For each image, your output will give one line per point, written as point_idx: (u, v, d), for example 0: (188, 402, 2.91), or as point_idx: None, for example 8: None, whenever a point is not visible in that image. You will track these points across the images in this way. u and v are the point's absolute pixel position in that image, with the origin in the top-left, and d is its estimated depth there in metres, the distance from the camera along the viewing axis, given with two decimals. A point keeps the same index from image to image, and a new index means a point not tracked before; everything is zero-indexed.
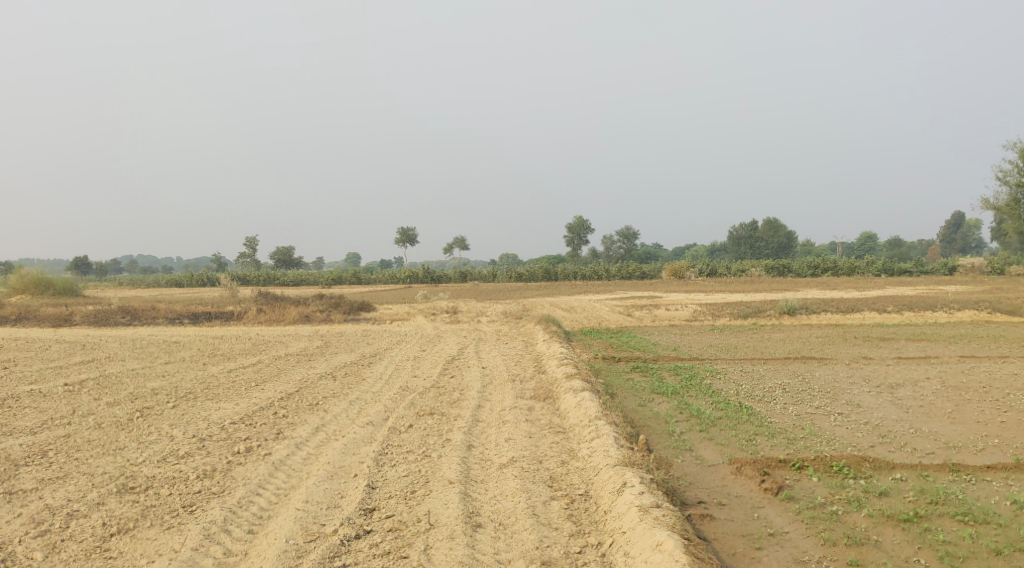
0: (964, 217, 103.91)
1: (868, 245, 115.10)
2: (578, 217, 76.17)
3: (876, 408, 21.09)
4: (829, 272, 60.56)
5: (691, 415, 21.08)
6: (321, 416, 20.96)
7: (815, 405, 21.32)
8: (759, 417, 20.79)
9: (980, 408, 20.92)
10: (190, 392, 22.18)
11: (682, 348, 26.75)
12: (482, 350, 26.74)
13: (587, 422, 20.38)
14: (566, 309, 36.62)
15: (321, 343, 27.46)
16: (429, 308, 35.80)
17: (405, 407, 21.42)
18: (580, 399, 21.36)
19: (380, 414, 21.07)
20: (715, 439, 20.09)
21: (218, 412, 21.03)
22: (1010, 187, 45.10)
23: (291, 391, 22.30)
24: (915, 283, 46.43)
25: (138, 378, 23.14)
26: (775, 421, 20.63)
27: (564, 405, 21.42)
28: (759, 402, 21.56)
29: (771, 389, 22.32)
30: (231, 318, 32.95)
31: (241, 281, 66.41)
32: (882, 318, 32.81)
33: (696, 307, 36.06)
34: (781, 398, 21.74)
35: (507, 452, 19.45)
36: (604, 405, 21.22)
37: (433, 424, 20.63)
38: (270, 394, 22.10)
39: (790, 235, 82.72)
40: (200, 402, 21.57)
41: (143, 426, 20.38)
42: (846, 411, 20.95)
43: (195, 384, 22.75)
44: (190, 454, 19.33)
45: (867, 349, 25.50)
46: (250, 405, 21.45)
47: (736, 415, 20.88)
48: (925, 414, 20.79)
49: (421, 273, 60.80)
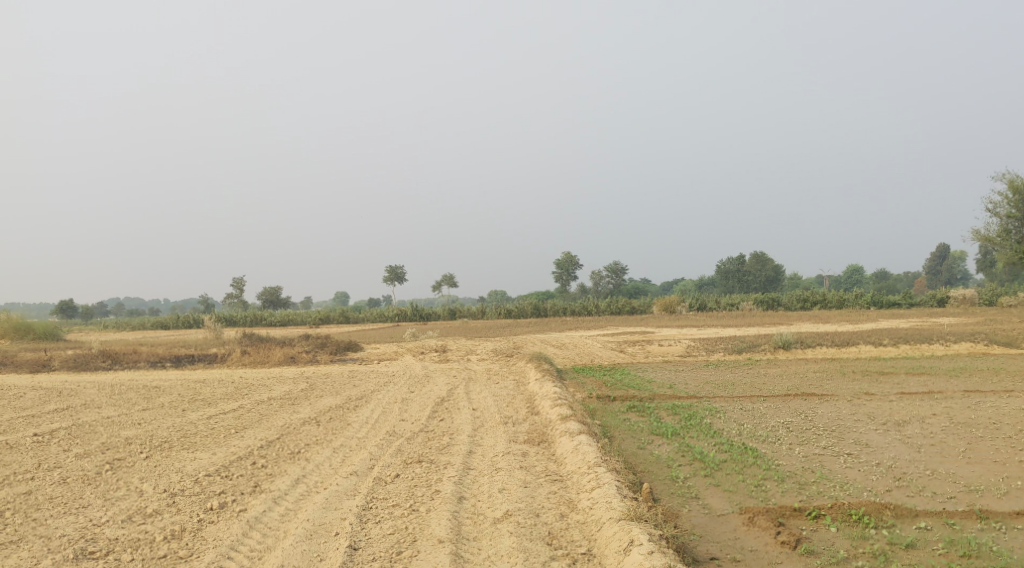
0: (950, 249, 103.82)
1: (855, 278, 114.95)
2: (566, 252, 75.65)
3: (886, 448, 20.43)
4: (818, 305, 60.10)
5: (693, 459, 20.39)
6: (302, 466, 20.18)
7: (822, 445, 20.66)
8: (766, 459, 20.11)
9: (994, 446, 20.29)
10: (165, 441, 21.37)
11: (678, 386, 26.06)
12: (473, 391, 26.00)
13: (586, 469, 19.67)
14: (557, 346, 35.92)
15: (306, 386, 26.68)
16: (418, 347, 35.08)
17: (393, 455, 20.67)
18: (576, 444, 20.67)
19: (364, 463, 20.31)
20: (722, 485, 19.40)
21: (191, 464, 20.24)
22: (1001, 217, 44.74)
23: (272, 439, 21.52)
24: (907, 315, 45.90)
25: (112, 427, 22.34)
26: (783, 463, 19.95)
27: (560, 451, 20.72)
28: (764, 443, 20.88)
29: (775, 428, 21.65)
30: (215, 360, 32.18)
31: (227, 322, 65.57)
32: (878, 351, 32.22)
33: (689, 342, 35.39)
34: (785, 439, 21.07)
35: (502, 505, 18.70)
36: (602, 449, 20.53)
37: (421, 473, 19.88)
38: (249, 443, 21.31)
39: (778, 269, 82.35)
40: (175, 453, 20.77)
41: (111, 481, 19.60)
42: (855, 452, 20.29)
43: (171, 432, 21.95)
44: (159, 512, 18.53)
45: (868, 385, 24.86)
46: (227, 455, 20.66)
47: (740, 458, 20.20)
48: (938, 453, 20.14)
49: (410, 312, 60.08)
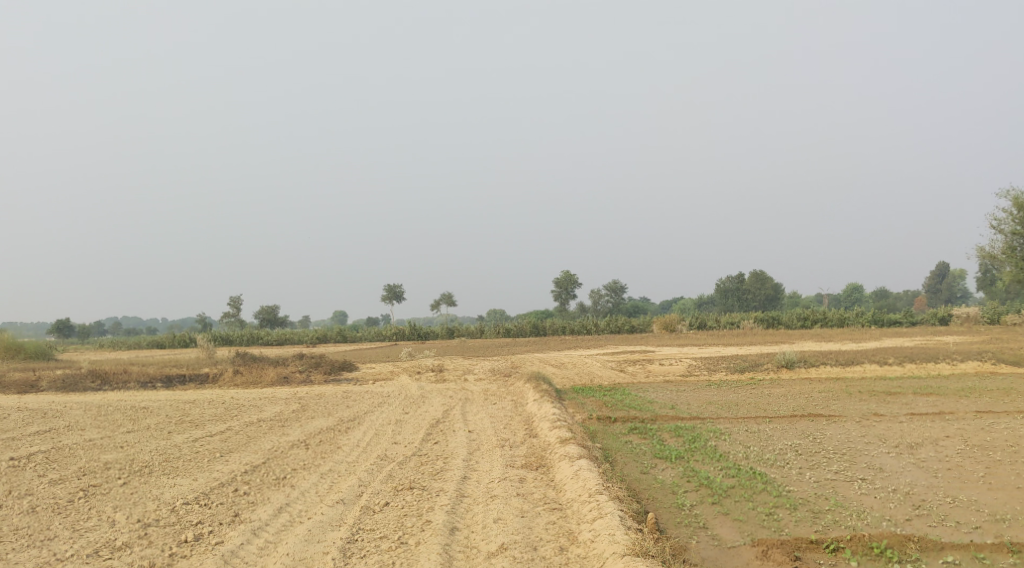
0: (949, 267, 103.27)
1: (854, 296, 114.47)
2: (566, 270, 75.03)
3: (900, 472, 19.79)
4: (818, 324, 59.48)
5: (700, 484, 19.74)
6: (286, 493, 19.55)
7: (833, 470, 20.02)
8: (775, 485, 19.47)
9: (1014, 471, 19.65)
10: (145, 466, 20.73)
11: (680, 406, 25.41)
12: (469, 412, 25.35)
13: (587, 497, 19.03)
14: (557, 365, 35.28)
15: (298, 406, 26.02)
16: (414, 366, 34.43)
17: (382, 481, 20.02)
18: (576, 469, 20.03)
19: (352, 490, 19.66)
20: (732, 513, 18.76)
21: (169, 491, 19.60)
22: (1005, 234, 44.16)
23: (257, 463, 20.88)
24: (911, 334, 45.25)
25: (92, 451, 21.70)
26: (794, 489, 19.32)
27: (560, 476, 20.07)
28: (773, 468, 20.24)
29: (783, 451, 21.02)
30: (206, 381, 31.56)
31: (224, 341, 64.79)
32: (883, 371, 31.60)
33: (691, 361, 34.75)
34: (795, 462, 20.43)
35: (497, 537, 18.06)
36: (604, 474, 19.90)
37: (412, 500, 19.24)
38: (234, 467, 20.66)
39: (778, 288, 81.76)
40: (154, 478, 20.13)
41: (82, 510, 18.97)
42: (869, 477, 19.65)
43: (153, 456, 21.30)
44: (128, 544, 17.92)
45: (876, 405, 24.22)
46: (208, 480, 20.02)
47: (748, 484, 19.56)
48: (957, 479, 19.51)
49: (408, 330, 59.40)
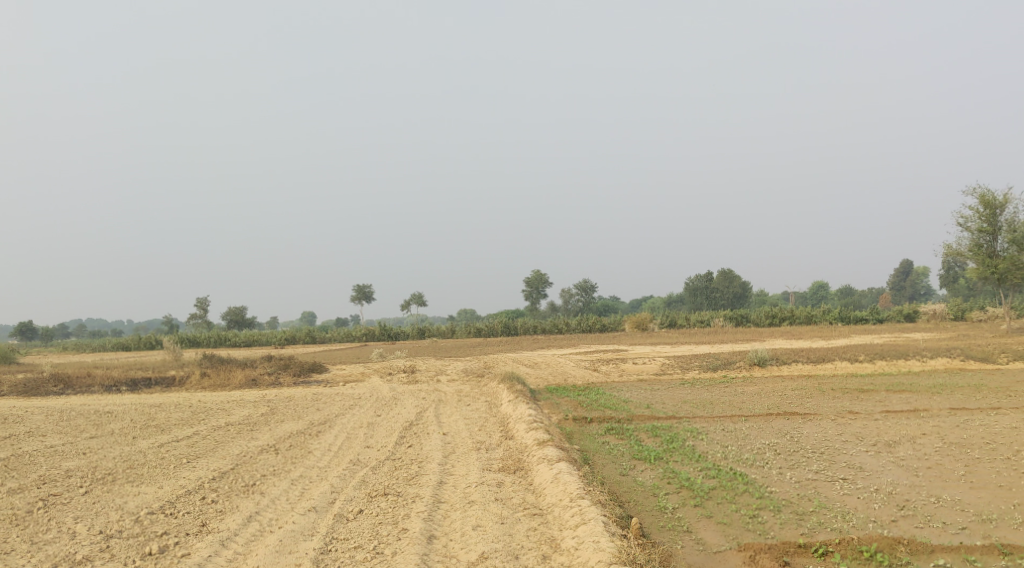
0: (913, 264, 104.00)
1: (820, 294, 115.15)
2: (535, 269, 74.78)
3: (881, 471, 19.71)
4: (786, 322, 59.61)
5: (681, 486, 19.56)
6: (256, 501, 19.17)
7: (814, 470, 19.90)
8: (757, 486, 19.34)
9: (994, 469, 19.62)
10: (109, 473, 20.28)
11: (655, 406, 25.21)
12: (443, 414, 25.04)
13: (568, 502, 18.79)
14: (529, 365, 35.04)
15: (268, 410, 25.59)
16: (385, 367, 34.06)
17: (356, 487, 19.70)
18: (555, 472, 19.79)
19: (325, 497, 19.31)
20: (715, 516, 18.59)
21: (133, 500, 19.17)
22: (972, 232, 44.37)
23: (225, 469, 20.47)
24: (880, 330, 45.39)
25: (54, 457, 21.21)
26: (776, 490, 19.19)
27: (539, 480, 19.83)
28: (753, 468, 20.09)
29: (761, 451, 20.88)
30: (173, 384, 31.05)
31: (190, 343, 64.01)
32: (854, 368, 31.60)
33: (663, 360, 34.61)
34: (774, 462, 20.28)
35: (477, 546, 17.81)
36: (584, 477, 19.68)
37: (387, 507, 18.93)
38: (201, 474, 20.26)
39: (746, 286, 81.95)
40: (117, 487, 19.69)
41: (42, 520, 18.52)
42: (850, 477, 19.55)
43: (117, 463, 20.84)
44: (89, 559, 17.55)
45: (850, 403, 24.14)
46: (174, 488, 19.61)
47: (729, 485, 19.41)
48: (938, 478, 19.44)
49: (378, 331, 58.93)
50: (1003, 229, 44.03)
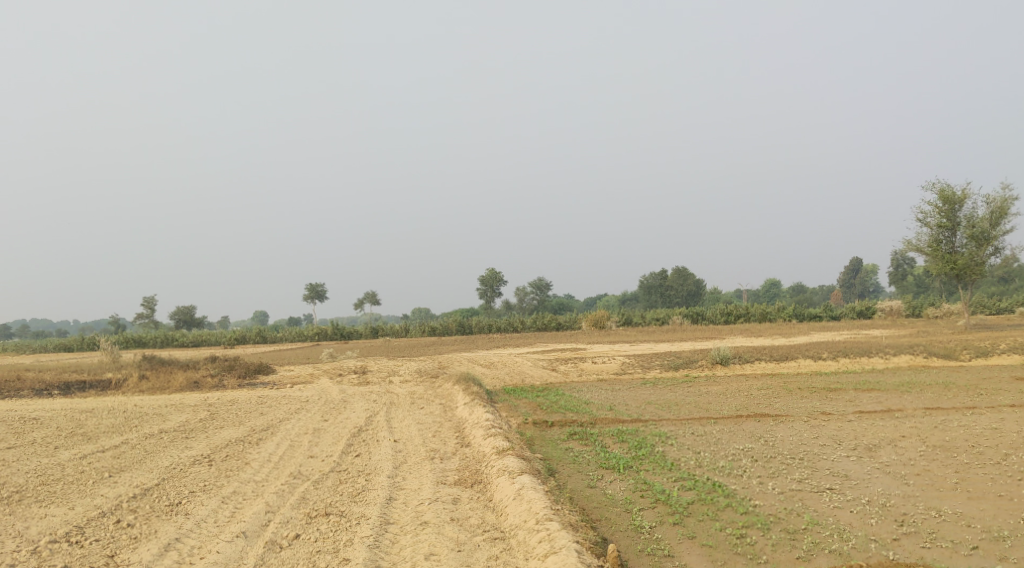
0: (863, 262, 104.15)
1: (773, 292, 115.24)
2: (490, 268, 73.57)
3: (869, 481, 18.86)
4: (742, 319, 58.93)
5: (657, 500, 18.56)
6: (178, 525, 17.86)
7: (797, 479, 19.00)
8: (739, 500, 18.41)
9: (986, 475, 18.86)
10: (17, 492, 18.87)
11: (618, 408, 24.17)
12: (394, 418, 23.84)
13: (534, 524, 17.67)
14: (485, 364, 33.92)
15: (207, 415, 24.23)
16: (335, 368, 32.78)
17: (293, 506, 18.45)
18: (518, 487, 18.65)
19: (257, 519, 18.05)
20: (698, 537, 17.61)
21: (37, 524, 17.81)
22: (931, 228, 43.80)
23: (149, 486, 19.12)
24: (839, 327, 44.74)
25: None
26: (760, 505, 18.27)
27: (500, 496, 18.69)
28: (732, 478, 19.16)
29: (737, 457, 19.95)
30: (109, 387, 29.67)
31: (136, 343, 62.18)
32: (818, 366, 30.80)
33: (623, 359, 33.65)
34: (753, 471, 19.36)
35: None
36: (549, 493, 18.58)
37: (327, 531, 17.73)
38: (120, 491, 18.90)
39: (699, 284, 81.42)
40: (24, 508, 18.30)
41: None
42: (836, 487, 18.69)
43: (29, 478, 19.43)
44: None
45: (820, 403, 23.26)
46: (86, 510, 18.25)
47: (709, 499, 18.46)
48: (931, 487, 18.63)
49: (329, 330, 57.43)
50: (962, 224, 43.54)
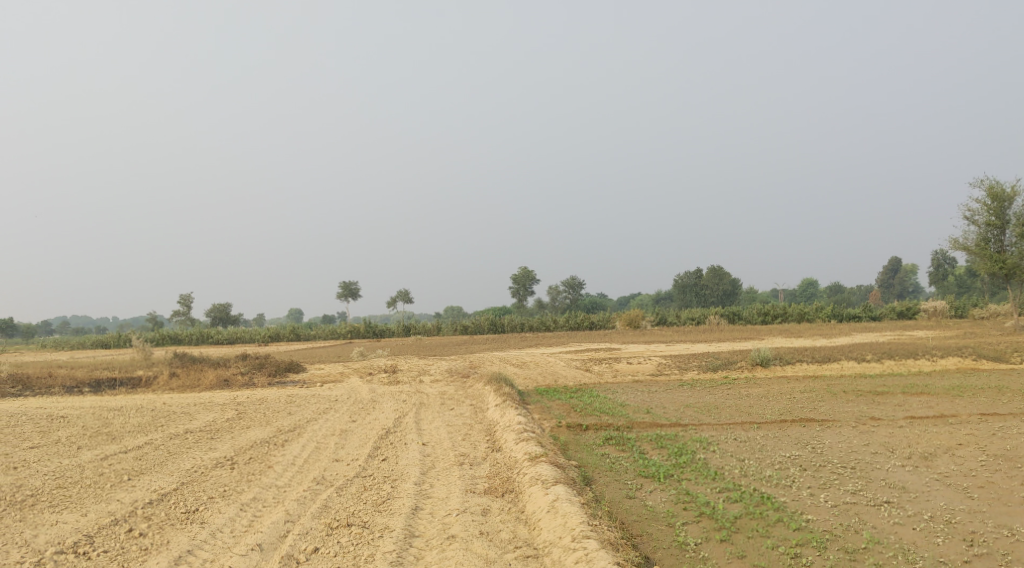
0: (902, 262, 102.33)
1: (810, 292, 113.68)
2: (523, 268, 72.97)
3: (929, 494, 18.11)
4: (779, 320, 57.78)
5: (701, 514, 17.85)
6: (191, 535, 17.34)
7: (851, 490, 18.28)
8: (790, 513, 17.69)
9: None
10: (33, 495, 18.46)
11: (656, 411, 23.41)
12: (424, 420, 23.23)
13: (570, 542, 17.00)
14: (519, 364, 33.27)
15: (234, 414, 23.76)
16: (366, 367, 32.27)
17: (314, 516, 17.89)
18: (553, 500, 17.98)
19: (275, 530, 17.49)
20: (748, 556, 16.89)
21: (45, 532, 17.35)
22: (980, 226, 42.56)
23: (167, 491, 18.63)
24: (882, 328, 43.60)
25: None
26: (813, 520, 17.53)
27: (533, 509, 18.02)
28: (780, 489, 18.43)
29: (784, 466, 19.21)
30: (139, 385, 29.36)
31: (172, 341, 62.19)
32: (862, 368, 29.85)
33: (660, 360, 32.86)
34: (802, 481, 18.64)
35: None
36: (586, 505, 17.90)
37: (349, 544, 17.15)
38: (136, 497, 18.42)
39: (735, 284, 80.26)
40: (37, 514, 17.88)
41: None
42: (895, 500, 17.96)
43: (46, 481, 19.02)
44: None
45: (868, 408, 22.38)
46: (98, 517, 17.78)
47: (759, 513, 17.71)
48: (998, 502, 17.83)
49: (362, 329, 57.03)
50: (1011, 222, 42.38)
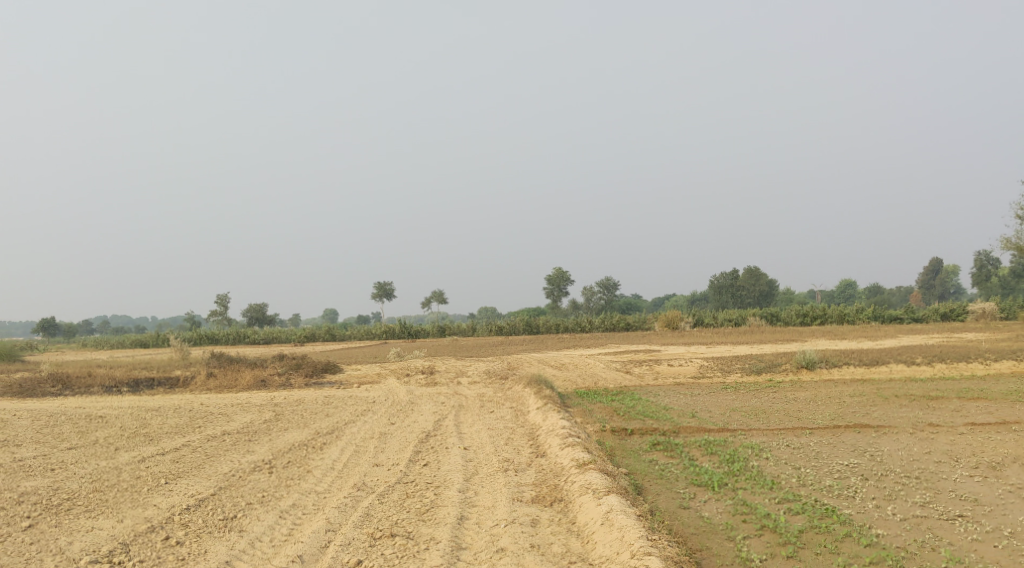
0: (943, 263, 100.73)
1: (848, 292, 112.27)
2: (558, 268, 72.38)
3: (1004, 508, 17.59)
4: (819, 321, 56.85)
5: (763, 527, 17.31)
6: (229, 545, 17.01)
7: (919, 503, 17.77)
8: (860, 527, 17.15)
9: None
10: (68, 500, 18.20)
11: (701, 415, 22.85)
12: (464, 423, 22.81)
13: (628, 558, 16.49)
14: (557, 366, 32.76)
15: (272, 415, 23.44)
16: (403, 367, 31.89)
17: (356, 525, 17.50)
18: (607, 511, 17.48)
19: (316, 540, 17.11)
20: None
21: (80, 540, 17.06)
22: None
23: (205, 496, 18.32)
24: (929, 330, 42.67)
25: (18, 475, 19.19)
26: (885, 535, 16.98)
27: (586, 521, 17.52)
28: (844, 501, 17.89)
29: (845, 476, 18.68)
30: (177, 385, 29.17)
31: (209, 341, 62.23)
32: (911, 371, 29.11)
33: (702, 361, 32.25)
34: (866, 492, 18.14)
35: None
36: (641, 517, 17.39)
37: (392, 556, 16.74)
38: (173, 502, 18.11)
39: (772, 284, 79.25)
40: (72, 519, 17.60)
41: None
42: (969, 514, 17.45)
43: (83, 484, 18.76)
44: None
45: (924, 413, 21.73)
46: (134, 524, 17.48)
47: (825, 527, 17.16)
48: None
49: (396, 329, 56.75)
50: None
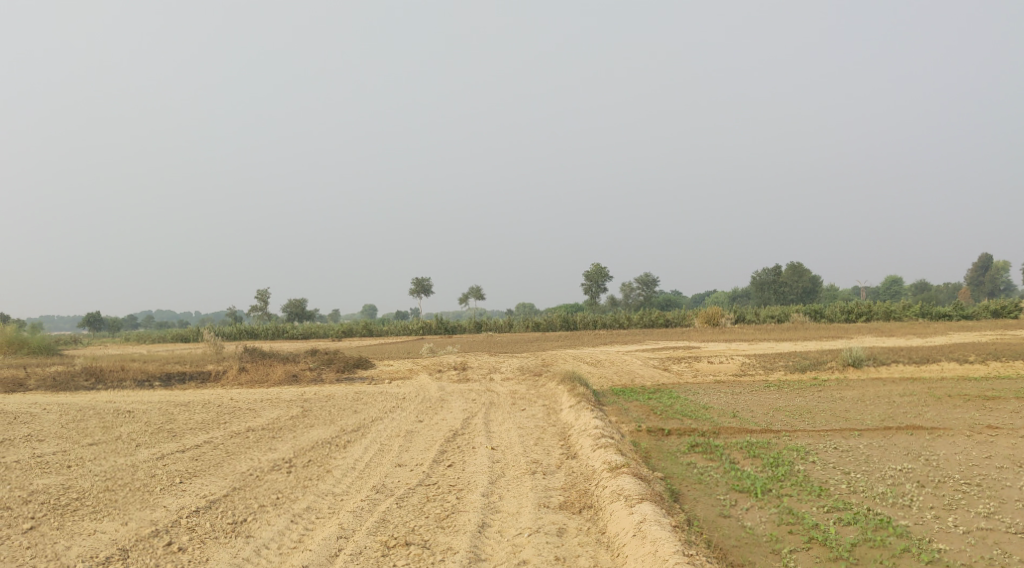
0: (992, 259, 98.64)
1: (894, 289, 110.38)
2: (597, 264, 71.61)
3: None
4: (864, 318, 55.59)
5: (812, 540, 16.49)
6: (234, 552, 16.49)
7: (983, 514, 16.87)
8: (919, 542, 16.29)
9: None
10: (77, 499, 17.79)
11: (742, 414, 22.02)
12: (494, 421, 22.14)
13: None
14: (593, 362, 32.05)
15: (299, 411, 22.92)
16: (435, 363, 31.31)
17: (370, 531, 16.90)
18: (641, 521, 16.74)
19: (326, 548, 16.54)
20: None
21: (79, 544, 16.61)
22: None
23: (216, 498, 17.81)
24: (981, 327, 41.40)
25: (34, 471, 18.84)
26: (949, 551, 16.11)
27: (618, 531, 16.79)
28: (898, 510, 17.03)
29: (899, 482, 17.81)
30: (208, 379, 28.82)
31: (248, 337, 62.16)
32: (963, 370, 28.05)
33: (744, 359, 31.37)
34: (923, 500, 17.26)
35: None
36: (676, 528, 16.64)
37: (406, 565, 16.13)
38: (183, 504, 17.62)
39: (816, 280, 77.88)
40: (77, 521, 17.18)
41: None
42: None
43: (96, 483, 18.35)
44: None
45: (979, 415, 20.76)
46: (139, 527, 17.01)
47: (880, 541, 16.31)
48: None
49: (434, 325, 56.25)
50: None
